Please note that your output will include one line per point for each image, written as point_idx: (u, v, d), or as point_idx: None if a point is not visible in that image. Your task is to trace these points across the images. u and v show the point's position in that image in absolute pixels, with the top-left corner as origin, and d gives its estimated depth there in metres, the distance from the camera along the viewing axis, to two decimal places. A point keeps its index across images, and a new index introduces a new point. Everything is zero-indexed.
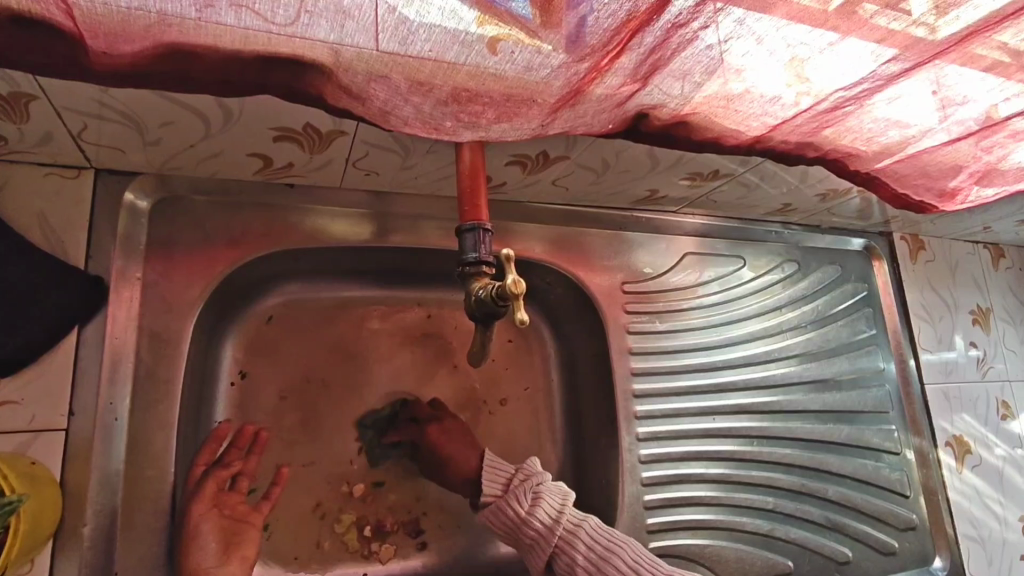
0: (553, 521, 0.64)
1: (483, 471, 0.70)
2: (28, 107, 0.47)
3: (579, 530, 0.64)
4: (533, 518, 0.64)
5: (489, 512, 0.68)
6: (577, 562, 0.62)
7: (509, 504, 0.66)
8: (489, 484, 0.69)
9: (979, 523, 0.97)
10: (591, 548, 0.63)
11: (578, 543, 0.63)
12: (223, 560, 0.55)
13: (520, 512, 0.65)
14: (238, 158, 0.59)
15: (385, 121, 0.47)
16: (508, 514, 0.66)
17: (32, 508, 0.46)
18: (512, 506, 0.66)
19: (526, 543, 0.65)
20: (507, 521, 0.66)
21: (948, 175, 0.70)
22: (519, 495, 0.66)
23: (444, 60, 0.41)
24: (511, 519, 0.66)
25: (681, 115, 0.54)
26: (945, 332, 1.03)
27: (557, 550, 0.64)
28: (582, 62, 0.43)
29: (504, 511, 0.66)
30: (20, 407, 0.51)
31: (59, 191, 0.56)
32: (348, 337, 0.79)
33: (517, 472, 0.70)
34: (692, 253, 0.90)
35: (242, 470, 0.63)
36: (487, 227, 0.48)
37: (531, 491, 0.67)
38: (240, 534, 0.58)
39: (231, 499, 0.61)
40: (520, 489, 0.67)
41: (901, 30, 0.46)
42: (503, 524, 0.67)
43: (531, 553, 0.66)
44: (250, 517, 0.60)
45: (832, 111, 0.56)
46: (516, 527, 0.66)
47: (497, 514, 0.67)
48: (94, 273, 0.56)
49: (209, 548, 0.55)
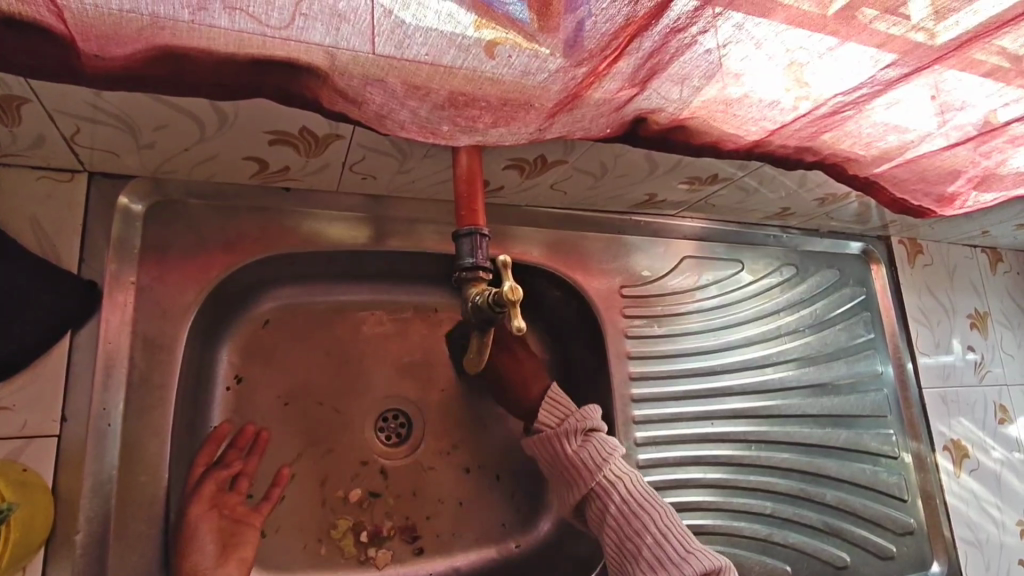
0: (595, 467, 0.66)
1: (543, 404, 0.72)
2: (19, 111, 0.46)
3: (617, 482, 0.65)
4: (574, 461, 0.67)
5: (535, 438, 0.71)
6: (608, 508, 0.65)
7: (557, 440, 0.68)
8: (545, 416, 0.71)
9: (977, 528, 0.96)
10: (625, 500, 0.64)
11: (613, 492, 0.65)
12: (221, 561, 0.56)
13: (566, 450, 0.68)
14: (233, 162, 0.58)
15: (382, 125, 0.46)
16: (555, 447, 0.69)
17: (23, 515, 0.45)
18: (560, 442, 0.68)
19: (566, 478, 0.69)
20: (553, 453, 0.69)
21: (947, 180, 0.70)
22: (569, 433, 0.68)
23: (441, 64, 0.41)
24: (554, 450, 0.69)
25: (680, 119, 0.54)
26: (943, 336, 1.03)
27: (593, 493, 0.66)
28: (581, 66, 0.43)
29: (552, 443, 0.69)
30: (11, 413, 0.51)
31: (51, 195, 0.56)
32: (345, 341, 0.79)
33: (577, 411, 0.70)
34: (690, 257, 0.90)
35: (242, 470, 0.65)
36: (483, 233, 0.48)
37: (581, 437, 0.68)
38: (237, 535, 0.59)
39: (231, 499, 0.62)
40: (569, 429, 0.68)
41: (901, 35, 0.46)
42: (548, 453, 0.70)
43: (567, 488, 0.69)
44: (249, 518, 0.61)
45: (830, 116, 0.56)
46: (560, 460, 0.69)
47: (544, 444, 0.70)
48: (87, 278, 0.55)
49: (206, 549, 0.56)
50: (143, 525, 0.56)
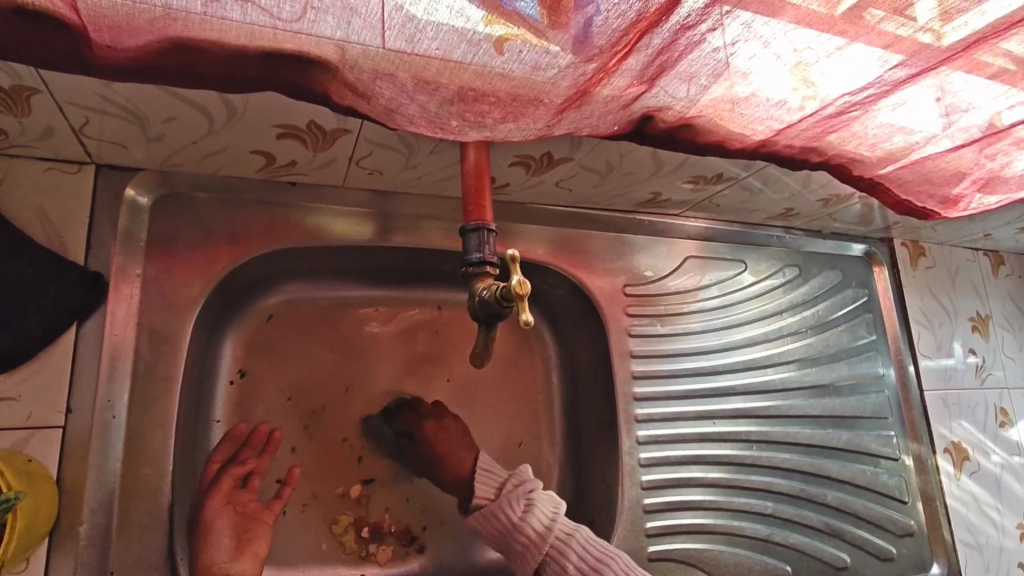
0: (546, 529, 0.62)
1: (477, 475, 0.68)
2: (29, 101, 0.46)
3: (571, 540, 0.63)
4: (524, 528, 0.62)
5: (477, 515, 0.65)
6: (568, 573, 0.61)
7: (500, 509, 0.64)
8: (479, 488, 0.67)
9: (977, 530, 0.97)
10: (584, 559, 0.61)
11: (570, 553, 0.61)
12: (236, 555, 0.55)
13: (511, 517, 0.63)
14: (241, 155, 0.58)
15: (390, 120, 0.46)
16: (499, 519, 0.64)
17: (29, 505, 0.45)
18: (504, 512, 0.64)
19: (517, 552, 0.63)
20: (498, 526, 0.64)
21: (951, 182, 0.70)
22: (513, 500, 0.64)
23: (451, 59, 0.41)
24: (499, 525, 0.64)
25: (686, 118, 0.54)
26: (944, 339, 1.04)
27: (548, 560, 0.62)
28: (590, 63, 0.43)
29: (495, 515, 0.64)
30: (17, 403, 0.51)
31: (59, 187, 0.56)
32: (348, 338, 0.79)
33: (510, 479, 0.68)
34: (694, 257, 0.90)
35: (255, 469, 0.63)
36: (491, 228, 0.48)
37: (525, 499, 0.64)
38: (251, 531, 0.58)
39: (245, 497, 0.61)
40: (511, 495, 0.65)
41: (909, 36, 0.46)
42: (491, 530, 0.65)
43: (520, 562, 0.63)
44: (261, 515, 0.60)
45: (836, 116, 0.56)
46: (507, 533, 0.63)
47: (485, 521, 0.65)
48: (93, 270, 0.56)
49: (221, 543, 0.55)
50: (147, 517, 0.56)
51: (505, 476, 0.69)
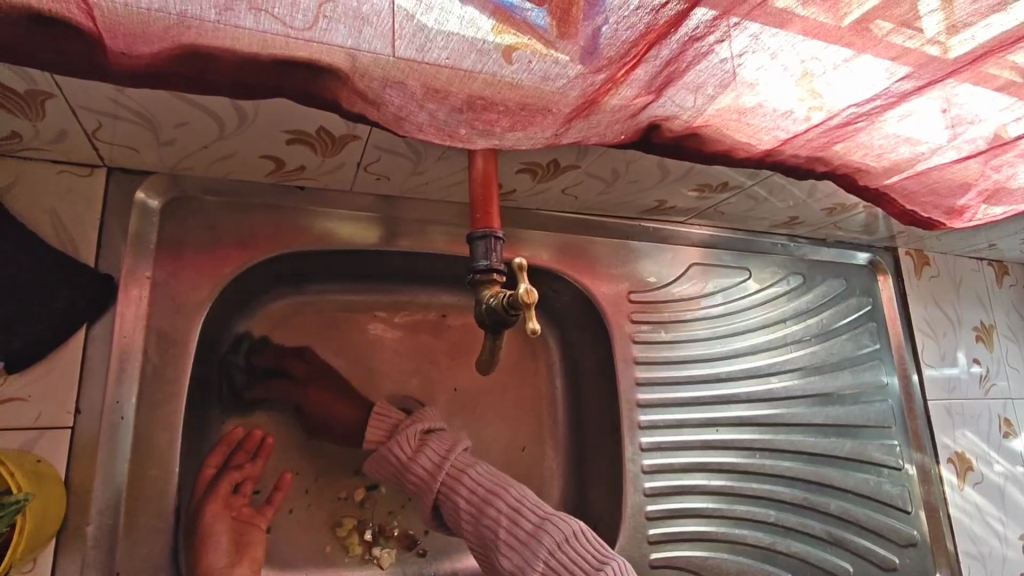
0: (435, 467, 0.65)
1: (369, 420, 0.71)
2: (44, 105, 0.47)
3: (464, 475, 0.65)
4: (418, 467, 0.66)
5: (373, 459, 0.69)
6: (459, 506, 0.63)
7: (394, 451, 0.67)
8: (371, 432, 0.70)
9: (980, 541, 0.96)
10: (473, 492, 0.63)
11: (459, 487, 0.64)
12: (234, 560, 0.57)
13: (403, 457, 0.67)
14: (250, 160, 0.59)
15: (400, 127, 0.47)
16: (392, 460, 0.68)
17: (39, 504, 0.45)
18: (395, 454, 0.67)
19: (411, 488, 0.67)
20: (393, 467, 0.68)
21: (956, 193, 0.70)
22: (403, 442, 0.68)
23: (460, 68, 0.41)
24: (395, 466, 0.68)
25: (692, 127, 0.54)
26: (948, 348, 1.04)
27: (440, 494, 0.65)
28: (599, 73, 0.43)
29: (388, 457, 0.68)
30: (27, 404, 0.51)
31: (71, 190, 0.56)
32: (352, 341, 0.79)
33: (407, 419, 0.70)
34: (698, 264, 0.90)
35: (248, 474, 0.64)
36: (498, 235, 0.48)
37: (416, 441, 0.68)
38: (246, 537, 0.60)
39: (239, 502, 0.62)
40: (402, 437, 0.68)
41: (916, 49, 0.46)
42: (389, 469, 0.68)
43: (419, 499, 0.67)
44: (255, 520, 0.61)
45: (843, 127, 0.56)
46: (401, 472, 0.67)
47: (381, 462, 0.69)
48: (104, 272, 0.56)
49: (221, 548, 0.57)
50: (153, 518, 0.56)
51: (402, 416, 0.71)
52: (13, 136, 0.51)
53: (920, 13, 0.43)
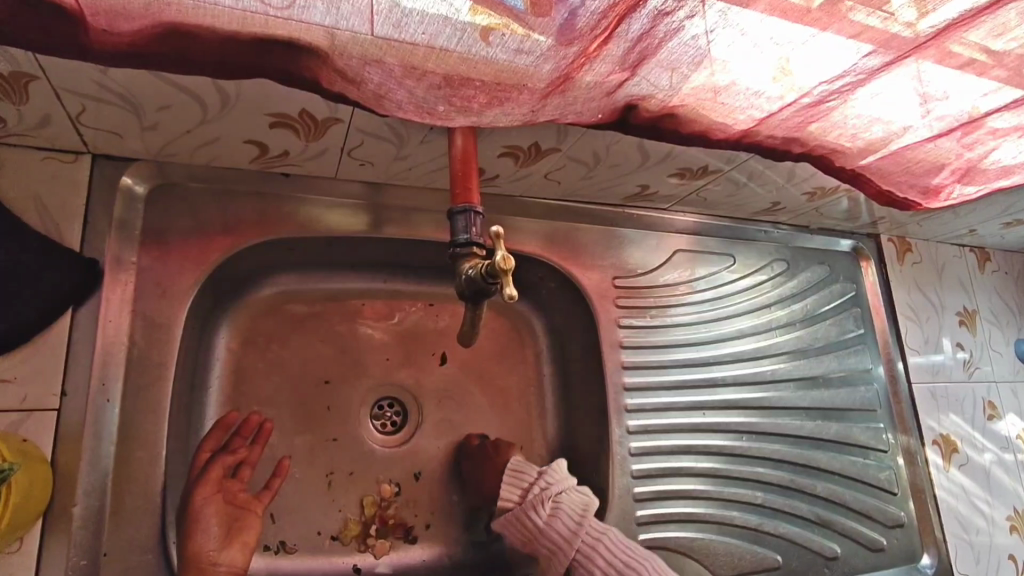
0: (571, 532, 0.66)
1: (504, 478, 0.73)
2: (27, 87, 0.47)
3: (597, 541, 0.66)
4: (550, 532, 0.67)
5: (505, 519, 0.71)
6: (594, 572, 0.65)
7: (528, 515, 0.68)
8: (508, 489, 0.72)
9: (966, 522, 0.97)
10: (609, 560, 0.65)
11: (595, 554, 0.65)
12: (225, 543, 0.56)
13: (537, 522, 0.68)
14: (234, 145, 0.60)
15: (379, 105, 0.48)
16: (525, 523, 0.69)
17: (23, 478, 0.46)
18: (530, 517, 0.68)
19: (545, 552, 0.68)
20: (527, 529, 0.69)
21: (931, 172, 0.72)
22: (536, 504, 0.68)
23: (436, 45, 0.42)
24: (528, 528, 0.69)
25: (669, 107, 0.55)
26: (932, 333, 1.05)
27: (577, 560, 0.66)
28: (571, 47, 0.44)
29: (522, 519, 0.69)
30: (11, 385, 0.52)
31: (55, 175, 0.57)
32: (340, 330, 0.80)
33: (538, 481, 0.71)
34: (683, 251, 0.91)
35: (245, 459, 0.65)
36: (478, 210, 0.49)
37: (550, 504, 0.68)
38: (240, 520, 0.59)
39: (234, 486, 0.61)
40: (536, 500, 0.69)
41: (879, 26, 0.48)
42: (521, 532, 0.70)
43: (551, 562, 0.68)
44: (250, 505, 0.61)
45: (815, 106, 0.57)
46: (536, 535, 0.68)
47: (515, 523, 0.70)
48: (88, 257, 0.57)
49: (211, 531, 0.56)
50: (141, 498, 0.57)
51: (535, 476, 0.72)
52: None
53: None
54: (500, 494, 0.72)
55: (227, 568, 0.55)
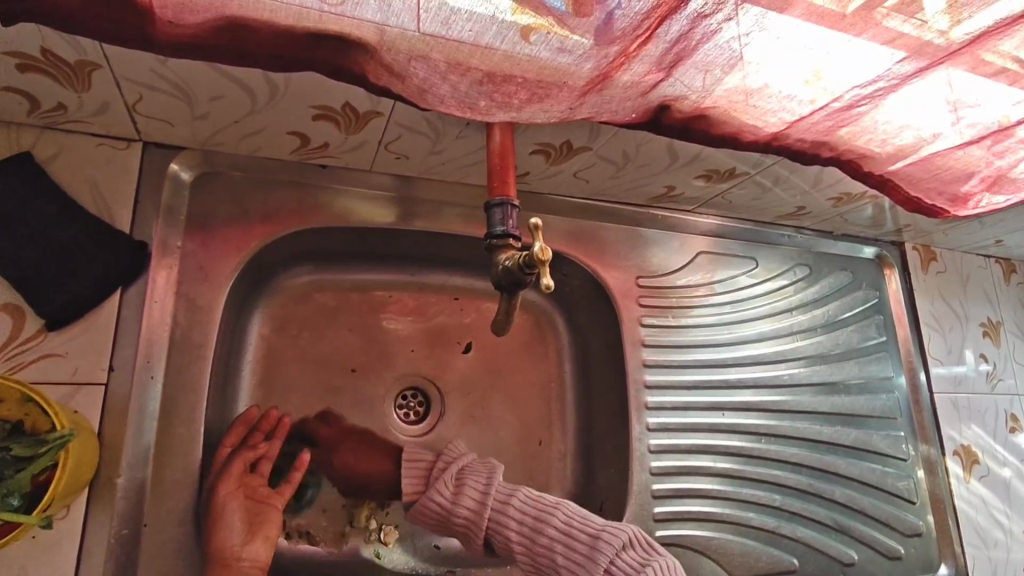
0: (478, 502, 0.66)
1: (404, 470, 0.72)
2: (91, 76, 0.50)
3: (505, 506, 0.65)
4: (458, 506, 0.66)
5: (415, 508, 0.69)
6: (510, 538, 0.64)
7: (432, 497, 0.68)
8: (409, 484, 0.71)
9: (985, 533, 0.97)
10: (522, 521, 0.64)
11: (507, 517, 0.64)
12: (249, 538, 0.57)
13: (443, 502, 0.67)
14: (278, 136, 0.62)
15: (423, 99, 0.50)
16: (431, 507, 0.68)
17: (77, 448, 0.48)
18: (436, 499, 0.68)
19: (458, 530, 0.67)
20: (435, 513, 0.68)
21: (959, 180, 0.72)
22: (440, 485, 0.68)
23: (481, 43, 0.44)
24: (435, 510, 0.68)
25: (701, 108, 0.57)
26: (955, 343, 1.05)
27: (491, 529, 0.65)
28: (611, 47, 0.45)
29: (427, 502, 0.68)
30: (64, 359, 0.54)
31: (108, 161, 0.59)
32: (368, 320, 0.82)
33: (436, 463, 0.71)
34: (706, 253, 0.92)
35: (265, 453, 0.64)
36: (514, 203, 0.51)
37: (454, 481, 0.68)
38: (260, 515, 0.60)
39: (255, 481, 0.62)
40: (442, 478, 0.69)
41: (913, 33, 0.48)
42: (432, 516, 0.68)
43: (469, 539, 0.67)
44: (271, 499, 0.61)
45: (846, 110, 0.58)
46: (445, 515, 0.67)
47: (422, 511, 0.69)
48: (137, 240, 0.59)
49: (234, 526, 0.57)
50: (178, 474, 0.59)
51: (431, 459, 0.72)
52: (58, 107, 0.54)
53: (926, 5, 0.46)
54: (404, 487, 0.71)
55: (250, 562, 0.56)
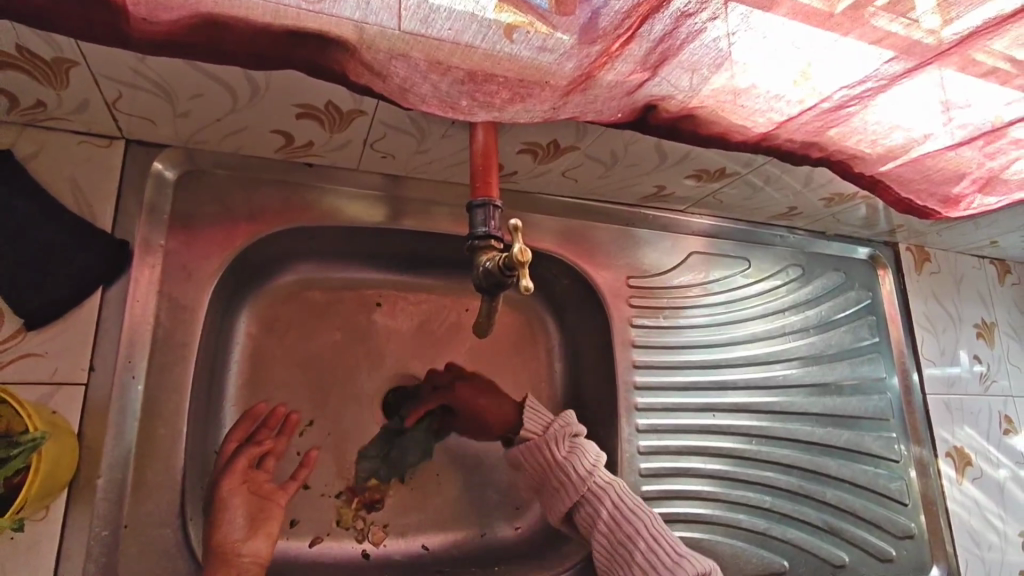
0: (586, 473, 0.67)
1: (524, 412, 0.74)
2: (68, 73, 0.49)
3: (607, 487, 0.67)
4: (564, 468, 0.68)
5: (522, 447, 0.71)
6: (599, 515, 0.66)
7: (547, 448, 0.69)
8: (529, 423, 0.72)
9: (978, 535, 0.97)
10: (616, 504, 0.66)
11: (604, 498, 0.66)
12: (250, 533, 0.57)
13: (555, 456, 0.69)
14: (261, 135, 0.61)
15: (404, 98, 0.49)
16: (543, 454, 0.70)
17: (52, 450, 0.47)
18: (549, 450, 0.69)
19: (553, 488, 0.69)
20: (541, 461, 0.70)
21: (952, 181, 0.71)
22: (558, 440, 0.70)
23: (461, 41, 0.43)
24: (543, 459, 0.70)
25: (689, 108, 0.56)
26: (948, 344, 1.04)
27: (584, 501, 0.67)
28: (594, 45, 0.45)
29: (541, 450, 0.70)
30: (43, 359, 0.54)
31: (89, 159, 0.59)
32: (357, 319, 0.81)
33: (561, 420, 0.72)
34: (698, 253, 0.92)
35: (271, 450, 0.66)
36: (496, 204, 0.50)
37: (570, 443, 0.70)
38: (264, 511, 0.60)
39: (259, 477, 0.63)
40: (558, 435, 0.70)
41: (901, 32, 0.48)
42: (535, 461, 0.71)
43: (556, 496, 0.69)
44: (274, 496, 0.62)
45: (836, 110, 0.58)
46: (549, 468, 0.69)
47: (531, 453, 0.71)
48: (119, 239, 0.59)
49: (236, 521, 0.57)
50: (160, 475, 0.58)
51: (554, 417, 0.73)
52: (37, 104, 0.53)
53: (916, 5, 0.46)
54: (523, 423, 0.73)
55: (251, 558, 0.56)
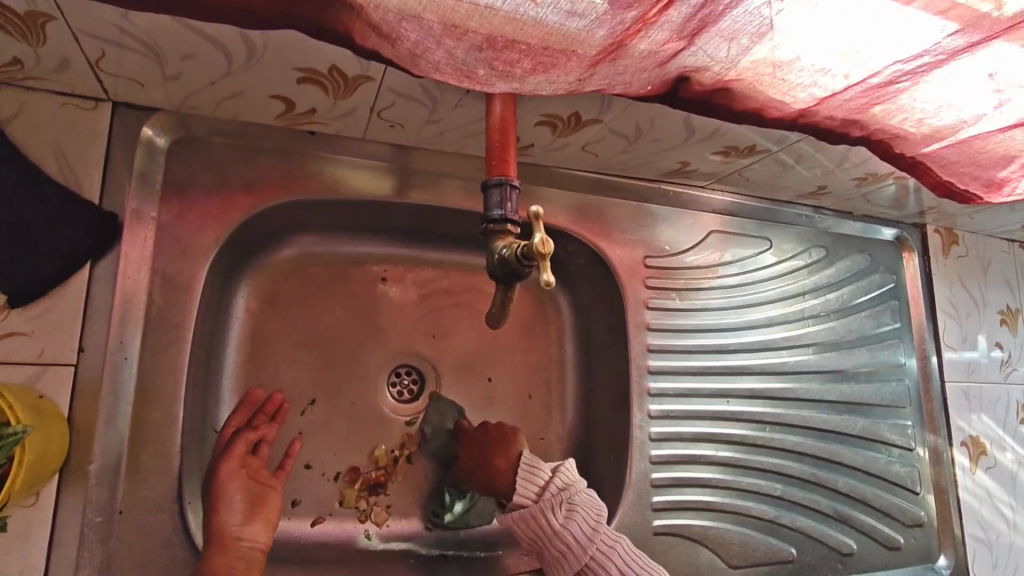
0: (588, 540, 0.64)
1: (518, 475, 0.68)
2: (45, 28, 0.44)
3: (611, 550, 0.64)
4: (563, 538, 0.64)
5: (515, 515, 0.67)
6: None
7: (542, 517, 0.65)
8: (521, 489, 0.67)
9: (987, 525, 0.95)
10: (622, 571, 0.64)
11: (608, 564, 0.64)
12: (248, 519, 0.57)
13: (552, 525, 0.64)
14: (259, 100, 0.57)
15: (415, 65, 0.44)
16: (539, 525, 0.65)
17: (37, 439, 0.45)
18: (546, 518, 0.65)
19: (551, 554, 0.66)
20: (536, 530, 0.66)
21: (998, 165, 0.66)
22: (555, 508, 0.65)
23: (480, 3, 0.38)
24: (539, 528, 0.65)
25: (724, 81, 0.51)
26: (971, 331, 1.01)
27: (585, 567, 0.64)
28: (629, 11, 0.40)
29: (536, 519, 0.65)
30: (29, 338, 0.51)
31: (74, 123, 0.55)
32: (361, 295, 0.78)
33: (556, 480, 0.67)
34: (718, 232, 0.88)
35: (265, 436, 0.65)
36: (514, 184, 0.46)
37: (565, 507, 0.65)
38: (262, 497, 0.59)
39: (256, 462, 0.62)
40: (554, 503, 0.65)
41: (969, 4, 0.43)
42: (529, 529, 0.66)
43: (556, 563, 0.66)
44: (271, 482, 0.61)
45: (884, 86, 0.53)
46: (546, 537, 0.65)
47: (527, 521, 0.66)
48: (107, 211, 0.55)
49: (234, 506, 0.57)
50: (156, 458, 0.56)
51: (549, 476, 0.68)
52: (14, 62, 0.49)
53: None
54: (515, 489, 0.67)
55: (250, 543, 0.56)
